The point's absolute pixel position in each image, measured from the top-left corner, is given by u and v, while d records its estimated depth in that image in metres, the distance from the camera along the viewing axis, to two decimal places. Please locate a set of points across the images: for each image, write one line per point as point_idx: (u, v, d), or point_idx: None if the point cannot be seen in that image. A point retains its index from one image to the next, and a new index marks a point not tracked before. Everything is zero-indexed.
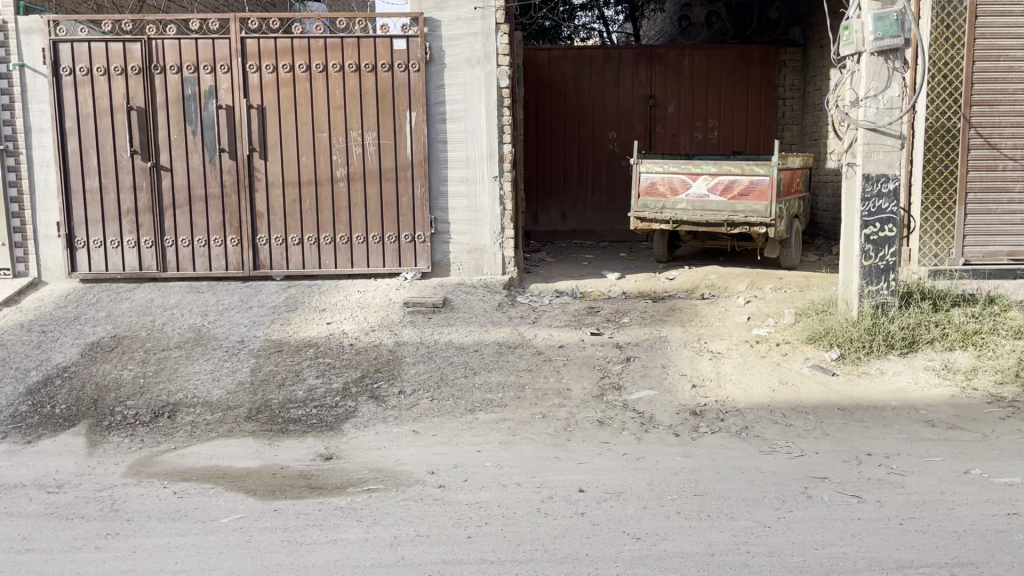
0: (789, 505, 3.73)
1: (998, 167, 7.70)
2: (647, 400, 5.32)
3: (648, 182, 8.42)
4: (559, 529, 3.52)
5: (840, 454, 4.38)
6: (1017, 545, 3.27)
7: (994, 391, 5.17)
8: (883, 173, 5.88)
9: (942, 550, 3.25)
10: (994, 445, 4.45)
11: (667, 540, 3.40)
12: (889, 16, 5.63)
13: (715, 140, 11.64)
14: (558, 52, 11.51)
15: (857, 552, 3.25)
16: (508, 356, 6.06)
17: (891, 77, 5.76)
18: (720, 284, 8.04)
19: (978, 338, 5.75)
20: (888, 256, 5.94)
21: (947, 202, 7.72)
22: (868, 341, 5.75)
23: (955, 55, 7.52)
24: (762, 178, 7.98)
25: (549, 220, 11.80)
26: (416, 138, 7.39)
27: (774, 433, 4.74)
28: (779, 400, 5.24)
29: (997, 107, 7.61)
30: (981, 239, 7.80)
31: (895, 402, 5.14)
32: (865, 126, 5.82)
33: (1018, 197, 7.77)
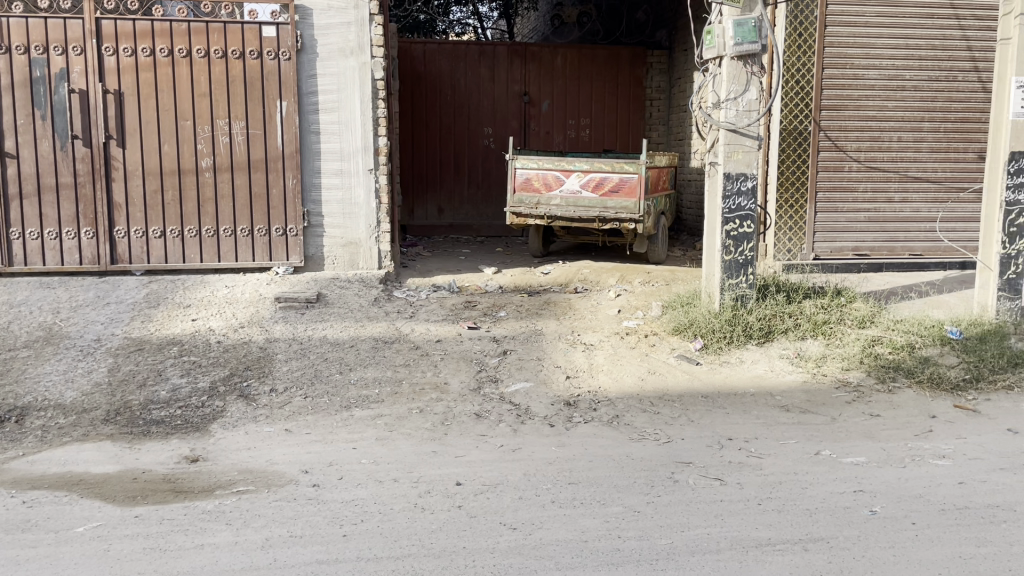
0: (657, 490, 3.88)
1: (843, 168, 8.27)
2: (523, 392, 5.41)
3: (523, 178, 8.54)
4: (436, 523, 3.53)
5: (704, 439, 4.59)
6: (862, 520, 3.54)
7: (841, 376, 5.55)
8: (742, 172, 6.18)
9: (796, 527, 3.47)
10: (841, 427, 4.79)
11: (542, 529, 3.47)
12: (747, 23, 5.94)
13: (587, 138, 11.93)
14: (433, 46, 11.45)
15: (719, 532, 3.43)
16: (385, 352, 6.01)
17: (749, 81, 6.08)
18: (593, 278, 8.25)
19: (827, 327, 6.15)
20: (746, 251, 6.28)
21: (799, 201, 8.26)
22: (728, 332, 6.06)
23: (807, 62, 8.02)
24: (631, 176, 8.24)
25: (425, 214, 11.75)
26: (287, 128, 7.18)
27: (643, 421, 4.92)
28: (647, 389, 5.45)
29: (844, 111, 8.15)
30: (829, 236, 8.37)
31: (753, 388, 5.44)
32: (725, 127, 6.10)
33: (863, 196, 8.35)
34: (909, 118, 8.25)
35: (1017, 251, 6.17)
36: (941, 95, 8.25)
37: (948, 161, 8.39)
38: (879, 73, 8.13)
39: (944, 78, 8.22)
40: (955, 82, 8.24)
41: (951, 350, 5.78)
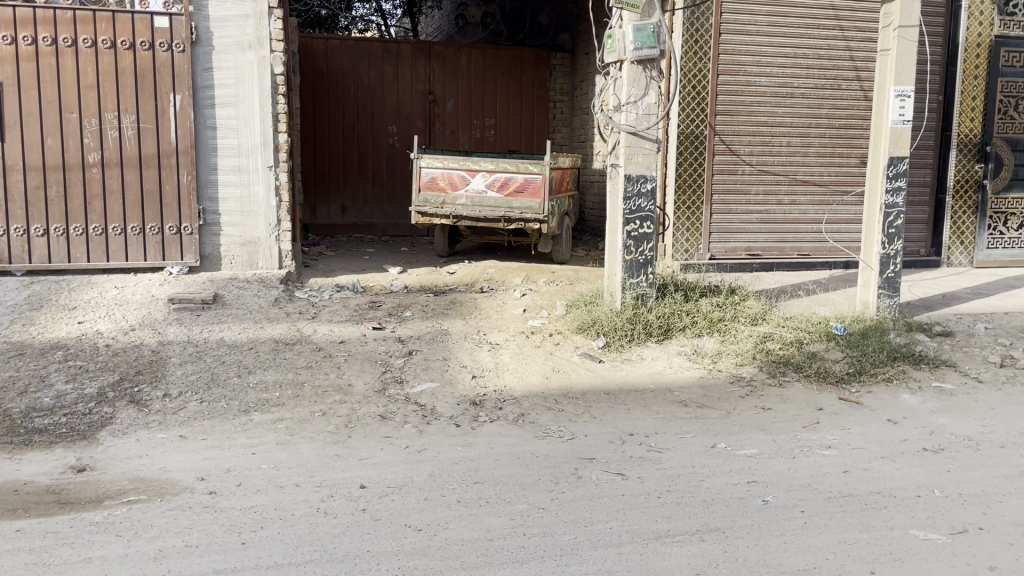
0: (561, 486, 3.93)
1: (737, 171, 8.58)
2: (428, 392, 5.38)
3: (428, 178, 8.49)
4: (339, 528, 3.47)
5: (607, 435, 4.68)
6: (756, 510, 3.68)
7: (735, 372, 5.76)
8: (642, 174, 6.33)
9: (693, 519, 3.58)
10: (735, 420, 4.97)
11: (447, 529, 3.46)
12: (647, 28, 6.08)
13: (492, 138, 11.99)
14: (335, 42, 11.25)
15: (621, 526, 3.50)
16: (285, 354, 5.87)
17: (648, 85, 6.23)
18: (498, 278, 8.28)
19: (722, 325, 6.38)
20: (646, 251, 6.45)
21: (695, 202, 8.53)
22: (629, 330, 6.20)
23: (703, 68, 8.29)
24: (535, 176, 8.34)
25: (327, 212, 11.53)
26: (181, 123, 6.92)
27: (547, 419, 4.98)
28: (551, 387, 5.51)
29: (737, 117, 8.47)
30: (724, 236, 8.67)
31: (653, 384, 5.58)
32: (626, 129, 6.23)
33: (755, 198, 8.69)
34: (797, 124, 8.63)
35: (895, 251, 6.54)
36: (826, 102, 8.66)
37: (833, 165, 8.82)
38: (769, 81, 8.47)
39: (829, 86, 8.63)
40: (839, 90, 8.67)
41: (836, 345, 6.09)
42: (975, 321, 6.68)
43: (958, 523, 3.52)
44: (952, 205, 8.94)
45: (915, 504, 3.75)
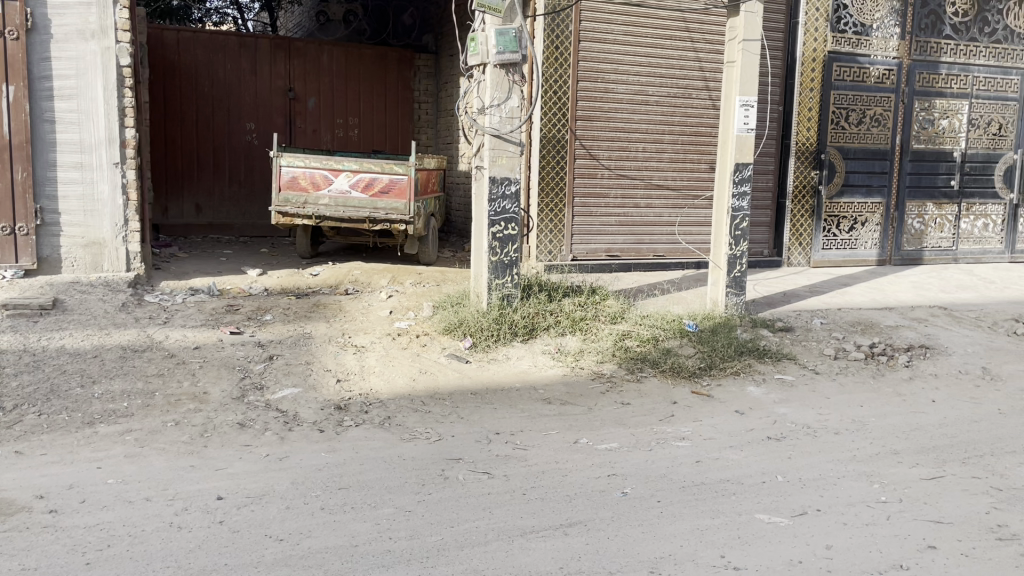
0: (427, 488, 3.93)
1: (597, 175, 8.85)
2: (291, 398, 5.24)
3: (289, 177, 8.26)
4: (194, 542, 3.32)
5: (473, 435, 4.71)
6: (616, 502, 3.81)
7: (596, 369, 5.93)
8: (506, 176, 6.42)
9: (557, 513, 3.67)
10: (597, 416, 5.13)
11: (310, 538, 3.39)
12: (509, 33, 6.18)
13: (355, 137, 11.84)
14: (188, 35, 10.74)
15: (487, 525, 3.54)
16: (135, 361, 5.56)
17: (511, 89, 6.32)
18: (363, 279, 8.17)
19: (584, 323, 6.56)
20: (511, 252, 6.54)
21: (558, 205, 8.73)
22: (495, 330, 6.27)
23: (563, 74, 8.49)
24: (400, 177, 8.30)
25: (180, 212, 11.00)
26: (15, 115, 6.41)
27: (414, 421, 4.96)
28: (418, 389, 5.49)
29: (596, 122, 8.73)
30: (585, 238, 8.92)
31: (518, 383, 5.67)
32: (490, 132, 6.30)
33: (614, 201, 8.99)
34: (653, 130, 9.00)
35: (741, 252, 6.94)
36: (679, 110, 9.07)
37: (685, 170, 9.25)
38: (626, 88, 8.79)
39: (681, 95, 9.05)
40: (690, 98, 9.10)
41: (689, 341, 6.39)
42: (813, 317, 7.19)
43: (799, 506, 3.78)
44: (792, 209, 9.58)
45: (760, 490, 3.99)
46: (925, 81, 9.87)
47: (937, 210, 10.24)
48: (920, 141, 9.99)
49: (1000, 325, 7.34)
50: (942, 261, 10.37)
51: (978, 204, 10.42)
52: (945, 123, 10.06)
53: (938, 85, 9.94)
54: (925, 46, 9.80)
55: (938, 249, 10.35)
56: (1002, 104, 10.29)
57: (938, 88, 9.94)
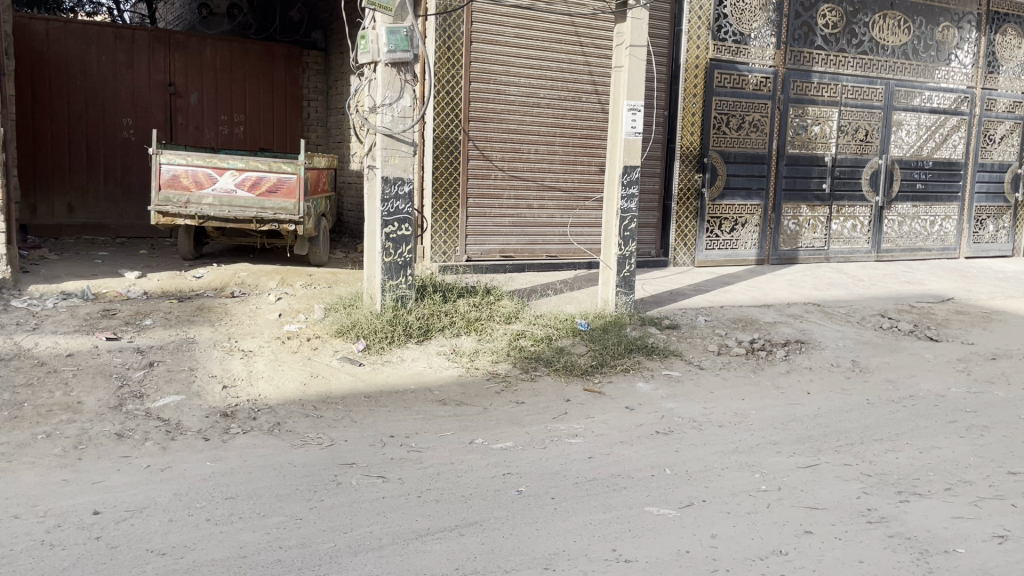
0: (320, 495, 3.85)
1: (490, 176, 8.90)
2: (173, 405, 5.02)
3: (170, 175, 7.92)
4: (68, 560, 3.14)
5: (366, 439, 4.65)
6: (511, 500, 3.84)
7: (491, 368, 5.96)
8: (399, 176, 6.37)
9: (452, 514, 3.67)
10: (492, 415, 5.16)
11: (195, 550, 3.26)
12: (400, 31, 6.12)
13: (241, 135, 11.49)
14: (57, 25, 10.16)
15: (381, 529, 3.50)
16: (0, 371, 5.21)
17: (403, 88, 6.28)
18: (250, 281, 7.92)
19: (479, 324, 6.57)
20: (405, 253, 6.50)
21: (452, 205, 8.73)
22: (389, 332, 6.20)
23: (455, 74, 8.49)
24: (289, 176, 8.08)
25: (51, 212, 10.37)
26: None
27: (305, 426, 4.84)
28: (309, 393, 5.37)
29: (489, 123, 8.77)
30: (479, 239, 8.95)
31: (412, 385, 5.63)
32: (382, 131, 6.23)
33: (507, 202, 9.06)
34: (544, 132, 9.11)
35: (630, 252, 7.12)
36: (569, 113, 9.23)
37: (576, 172, 9.42)
38: (517, 90, 8.87)
39: (571, 98, 9.20)
40: (580, 102, 9.27)
41: (581, 340, 6.50)
42: (698, 315, 7.45)
43: (686, 498, 3.91)
44: (678, 211, 9.90)
45: (650, 483, 4.10)
46: (799, 89, 10.41)
47: (811, 212, 10.82)
48: (795, 146, 10.52)
49: (867, 320, 7.83)
50: (816, 260, 10.96)
51: (848, 206, 11.06)
52: (817, 129, 10.64)
53: (811, 93, 10.50)
54: (798, 56, 10.34)
55: (812, 249, 10.93)
56: (868, 112, 10.97)
57: (811, 96, 10.50)
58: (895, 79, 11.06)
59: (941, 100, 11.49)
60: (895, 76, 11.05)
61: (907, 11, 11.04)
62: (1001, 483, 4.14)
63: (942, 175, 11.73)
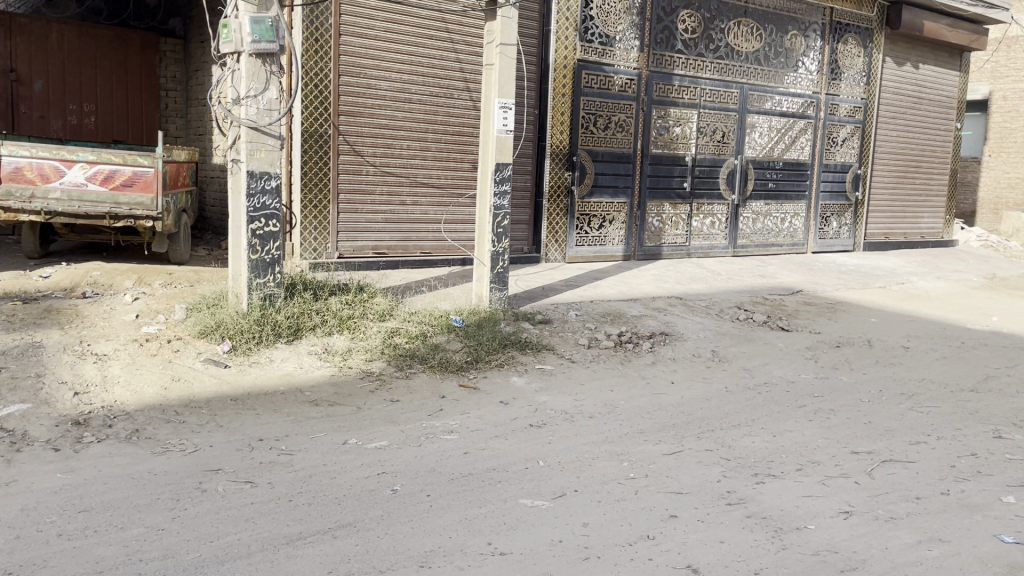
0: (184, 503, 3.68)
1: (362, 172, 8.77)
2: (19, 415, 4.67)
3: (11, 167, 7.37)
4: None
5: (233, 443, 4.49)
6: (386, 500, 3.81)
7: (364, 367, 5.87)
8: (265, 171, 6.17)
9: (325, 517, 3.60)
10: (366, 414, 5.09)
11: (45, 569, 3.05)
12: (265, 21, 5.94)
13: (92, 126, 10.89)
14: None
15: (250, 536, 3.39)
16: None
17: (268, 80, 6.09)
18: (104, 280, 7.47)
19: (351, 322, 6.46)
20: (272, 250, 6.32)
21: (322, 201, 8.55)
22: (257, 332, 6.00)
23: (324, 67, 8.31)
24: (146, 169, 7.66)
25: None
26: None
27: (167, 433, 4.61)
28: (171, 398, 5.12)
29: (360, 118, 8.64)
30: (350, 235, 8.81)
31: (282, 386, 5.48)
32: (246, 124, 6.01)
33: (380, 198, 8.96)
34: (416, 128, 9.05)
35: (503, 249, 7.20)
36: (441, 109, 9.22)
37: (449, 168, 9.42)
38: (389, 84, 8.77)
39: (443, 94, 9.19)
40: (452, 98, 9.27)
41: (455, 336, 6.51)
42: (568, 310, 7.62)
43: (559, 488, 4.00)
44: (549, 208, 10.08)
45: (523, 475, 4.17)
46: (662, 91, 10.83)
47: (673, 210, 11.28)
48: (658, 146, 10.94)
49: (725, 312, 8.25)
50: (678, 256, 11.43)
51: (706, 203, 11.60)
52: (678, 130, 11.10)
53: (672, 94, 10.94)
54: (660, 59, 10.76)
55: (675, 245, 11.39)
56: (725, 114, 11.54)
57: (673, 98, 10.94)
58: (749, 83, 11.71)
59: (790, 104, 12.24)
60: (748, 81, 11.70)
61: (759, 20, 11.70)
62: (845, 461, 4.47)
63: (791, 175, 12.49)
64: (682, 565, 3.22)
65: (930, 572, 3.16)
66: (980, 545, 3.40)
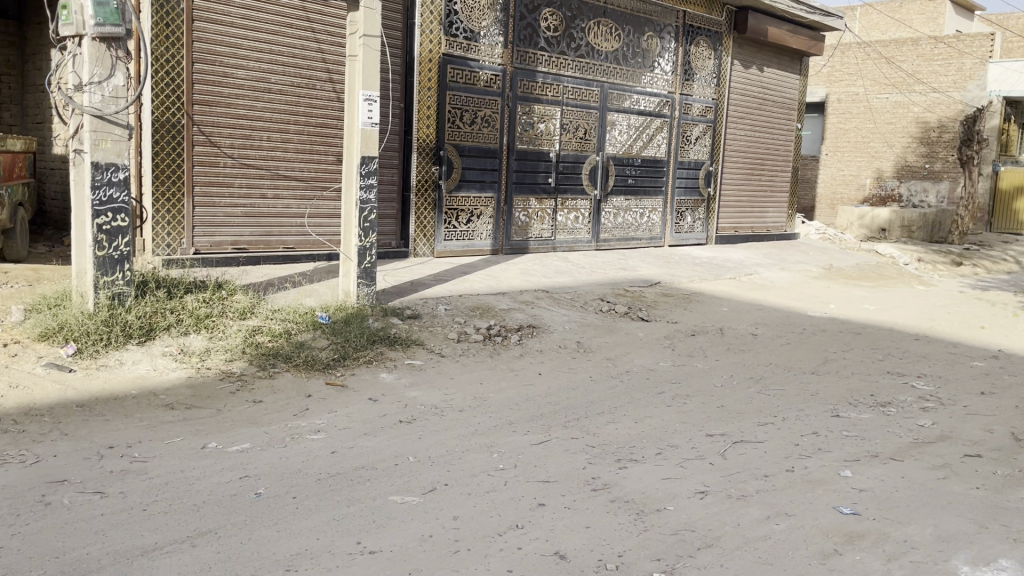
0: (25, 519, 3.42)
1: (218, 164, 8.41)
2: None
3: None
4: None
5: (80, 452, 4.21)
6: (248, 504, 3.69)
7: (224, 368, 5.64)
8: (112, 162, 5.82)
9: (183, 525, 3.44)
10: (225, 417, 4.90)
11: None
12: (109, 3, 5.62)
13: None
14: None
15: (101, 549, 3.20)
16: None
17: (114, 66, 5.75)
18: None
19: (209, 321, 6.18)
20: (121, 246, 5.96)
21: (175, 195, 8.14)
22: (105, 333, 5.65)
23: (175, 54, 7.91)
24: None
25: None
26: None
27: (3, 444, 4.27)
28: (8, 406, 4.74)
29: (215, 108, 8.28)
30: (208, 230, 8.44)
31: (134, 390, 5.18)
32: (89, 112, 5.65)
33: (239, 191, 8.63)
34: (276, 119, 8.78)
35: (370, 244, 7.11)
36: (303, 101, 8.97)
37: (312, 162, 9.18)
38: (246, 74, 8.45)
39: (304, 85, 8.95)
40: (314, 89, 9.05)
41: (320, 333, 6.36)
42: (437, 304, 7.60)
43: (429, 483, 4.00)
44: (416, 202, 10.01)
45: (393, 472, 4.14)
46: (525, 88, 11.00)
47: (539, 205, 11.48)
48: (523, 142, 11.10)
49: (589, 304, 8.49)
50: (544, 250, 11.65)
51: (570, 198, 11.88)
52: (543, 126, 11.30)
53: (536, 92, 11.13)
54: (524, 56, 10.91)
55: (541, 239, 11.60)
56: (586, 112, 11.85)
57: (536, 95, 11.13)
58: (609, 82, 12.08)
59: (647, 103, 12.72)
60: (608, 79, 12.07)
61: (617, 20, 12.08)
62: (701, 444, 4.71)
63: (649, 171, 12.98)
64: (551, 552, 3.30)
65: (778, 545, 3.38)
66: (821, 517, 3.66)
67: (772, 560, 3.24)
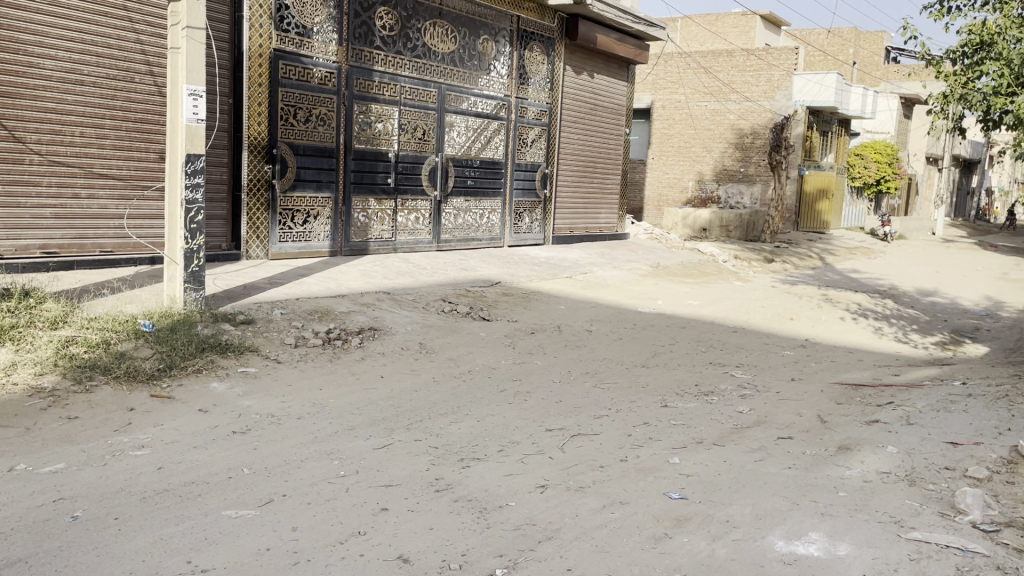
0: None
1: (23, 161, 7.71)
2: None
3: None
4: None
5: None
6: (63, 529, 3.40)
7: (33, 383, 5.16)
8: None
9: None
10: (35, 436, 4.50)
11: None
12: None
13: None
14: None
15: None
16: None
17: None
18: None
19: (15, 332, 5.65)
20: None
21: None
22: None
23: None
24: None
25: None
26: None
27: None
28: None
29: (19, 100, 7.58)
30: (11, 233, 7.71)
31: None
32: None
33: (48, 191, 7.94)
34: (90, 113, 8.16)
35: (198, 246, 6.75)
36: (120, 94, 8.39)
37: (132, 159, 8.61)
38: (55, 64, 7.80)
39: (121, 78, 8.37)
40: (132, 82, 8.47)
41: (144, 342, 5.96)
42: (273, 308, 7.33)
43: (265, 495, 3.86)
44: (247, 203, 9.59)
45: (226, 486, 3.96)
46: (362, 87, 10.83)
47: (378, 206, 11.34)
48: (361, 141, 10.92)
49: (431, 305, 8.49)
50: (385, 251, 11.52)
51: (410, 199, 11.82)
52: (380, 126, 11.17)
53: (372, 91, 10.99)
54: (359, 54, 10.75)
55: (381, 240, 11.46)
56: (424, 112, 11.83)
57: (373, 94, 10.99)
58: (446, 83, 12.13)
59: (484, 105, 12.88)
60: (445, 81, 12.12)
61: (453, 22, 12.14)
62: (541, 439, 4.83)
63: (487, 173, 13.14)
64: (394, 556, 3.27)
65: (613, 533, 3.52)
66: (653, 504, 3.85)
67: (608, 548, 3.37)
